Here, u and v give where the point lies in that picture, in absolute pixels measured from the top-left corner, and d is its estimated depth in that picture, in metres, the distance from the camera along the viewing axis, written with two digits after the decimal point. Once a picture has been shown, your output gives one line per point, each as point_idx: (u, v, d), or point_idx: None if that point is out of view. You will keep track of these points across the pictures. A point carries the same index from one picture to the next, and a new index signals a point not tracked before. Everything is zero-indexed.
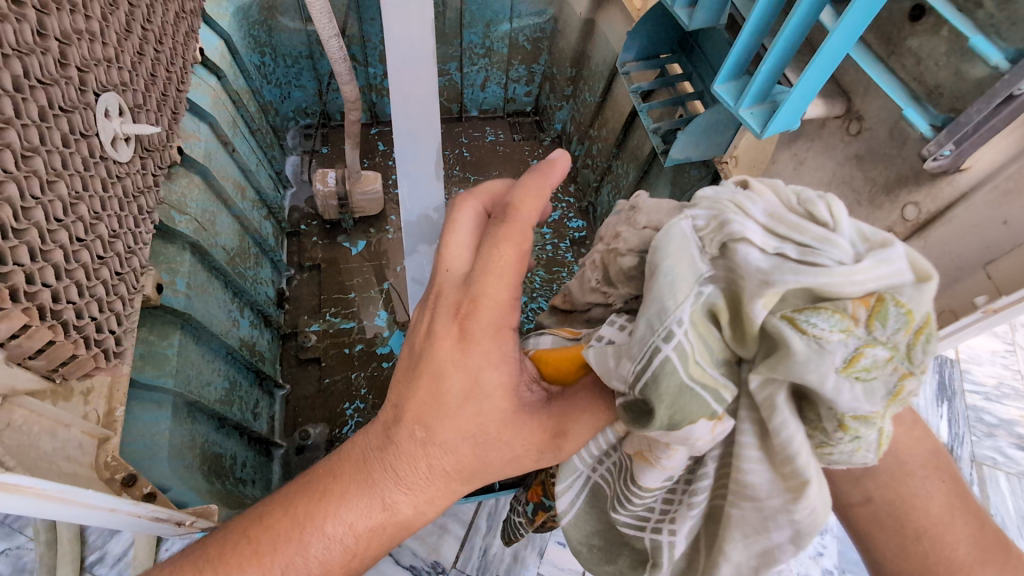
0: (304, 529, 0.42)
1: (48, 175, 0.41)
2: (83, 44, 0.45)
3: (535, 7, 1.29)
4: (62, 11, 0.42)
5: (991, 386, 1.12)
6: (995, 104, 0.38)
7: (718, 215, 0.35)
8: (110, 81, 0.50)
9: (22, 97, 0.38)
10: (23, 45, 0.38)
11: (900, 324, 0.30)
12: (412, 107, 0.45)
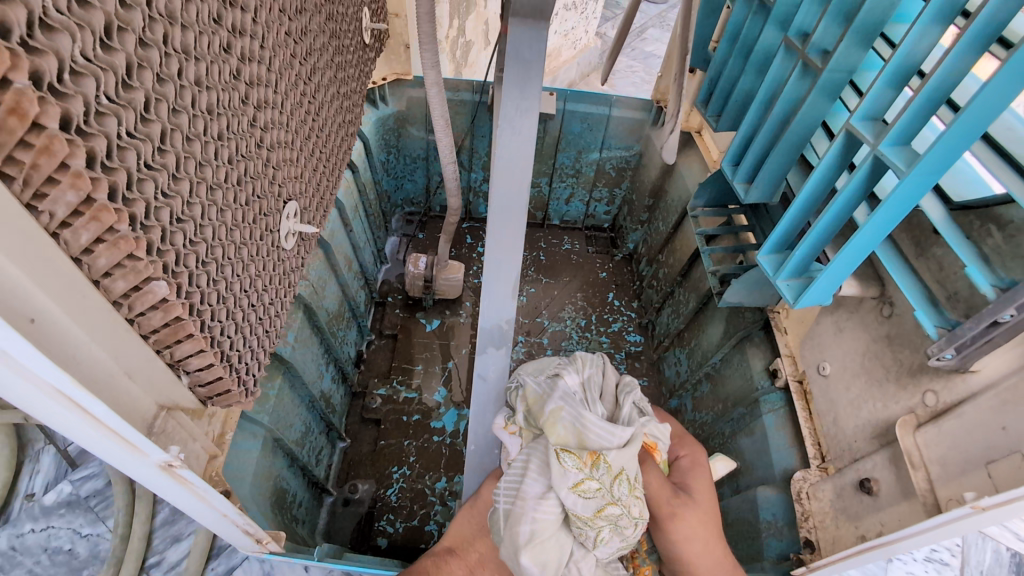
0: None
1: (247, 260, 0.56)
2: (286, 169, 0.63)
3: (624, 142, 1.47)
4: (280, 148, 0.61)
5: None
6: (985, 324, 0.45)
7: (557, 373, 0.62)
8: (296, 192, 0.67)
9: (248, 207, 0.55)
10: (254, 173, 0.56)
11: (577, 461, 0.52)
12: (502, 240, 0.61)
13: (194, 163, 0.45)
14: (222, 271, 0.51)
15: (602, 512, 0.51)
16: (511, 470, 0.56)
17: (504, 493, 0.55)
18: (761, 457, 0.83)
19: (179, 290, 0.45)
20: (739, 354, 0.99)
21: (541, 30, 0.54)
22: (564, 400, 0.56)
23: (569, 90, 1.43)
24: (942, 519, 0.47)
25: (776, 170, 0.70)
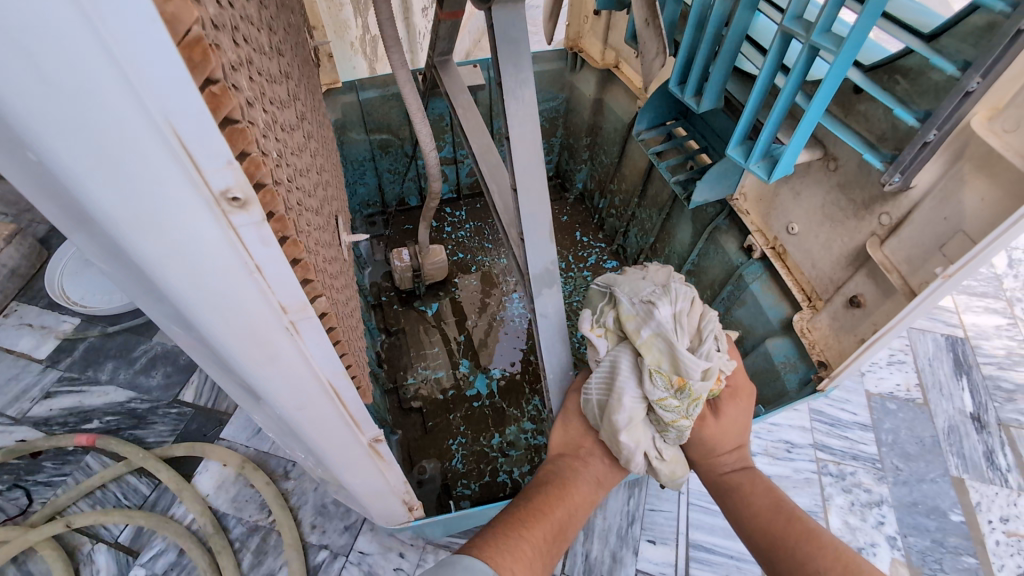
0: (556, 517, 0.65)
1: (342, 275, 0.62)
2: (332, 186, 0.68)
3: (550, 93, 1.57)
4: (326, 170, 0.66)
5: (1002, 355, 1.48)
6: (915, 149, 0.60)
7: (648, 301, 0.72)
8: (340, 206, 0.72)
9: (331, 227, 0.61)
10: (325, 196, 0.61)
11: (663, 382, 0.66)
12: (530, 197, 0.70)
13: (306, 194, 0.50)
14: (336, 285, 0.57)
15: (678, 424, 0.65)
16: (602, 366, 0.72)
17: (594, 386, 0.71)
18: (759, 318, 1.00)
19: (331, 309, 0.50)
20: (713, 244, 1.15)
21: (519, 8, 0.63)
22: (659, 327, 0.69)
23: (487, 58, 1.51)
24: (921, 299, 0.64)
25: (719, 80, 0.83)
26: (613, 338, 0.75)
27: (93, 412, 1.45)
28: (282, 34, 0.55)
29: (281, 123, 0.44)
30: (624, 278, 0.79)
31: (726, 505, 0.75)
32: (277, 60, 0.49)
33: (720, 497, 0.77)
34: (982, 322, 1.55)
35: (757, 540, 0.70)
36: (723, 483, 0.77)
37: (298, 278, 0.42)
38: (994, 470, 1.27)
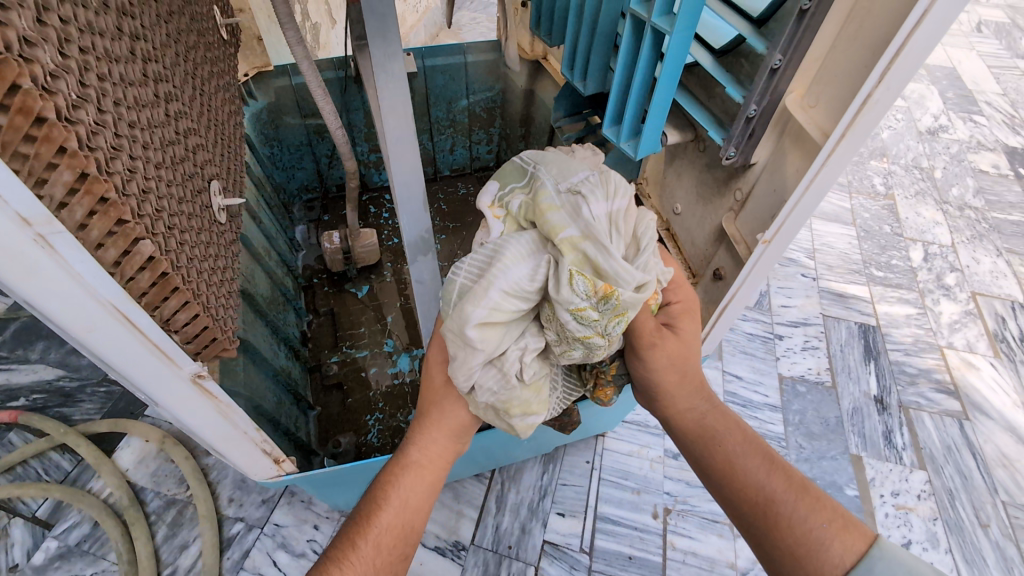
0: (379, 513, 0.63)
1: (208, 233, 0.66)
2: (205, 153, 0.71)
3: (485, 84, 1.61)
4: (197, 137, 0.69)
5: (909, 343, 1.56)
6: (741, 123, 0.65)
7: (574, 198, 0.65)
8: (219, 174, 0.75)
9: (194, 187, 0.64)
10: (189, 158, 0.64)
11: (583, 285, 0.55)
12: (404, 168, 0.74)
13: (150, 149, 0.54)
14: (191, 240, 0.59)
15: (588, 338, 0.57)
16: (481, 252, 0.64)
17: (466, 272, 0.63)
18: None
19: (173, 256, 0.54)
20: None
21: None
22: (582, 222, 0.61)
23: (423, 47, 1.54)
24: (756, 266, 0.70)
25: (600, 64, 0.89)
26: (524, 238, 0.62)
27: (18, 389, 1.45)
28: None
29: (101, 75, 0.46)
30: (556, 160, 0.72)
31: (709, 460, 0.69)
32: (112, 20, 0.51)
33: (703, 444, 0.70)
34: (894, 312, 1.63)
35: (740, 492, 0.66)
36: (702, 429, 0.70)
37: (112, 223, 0.45)
38: (891, 448, 1.34)
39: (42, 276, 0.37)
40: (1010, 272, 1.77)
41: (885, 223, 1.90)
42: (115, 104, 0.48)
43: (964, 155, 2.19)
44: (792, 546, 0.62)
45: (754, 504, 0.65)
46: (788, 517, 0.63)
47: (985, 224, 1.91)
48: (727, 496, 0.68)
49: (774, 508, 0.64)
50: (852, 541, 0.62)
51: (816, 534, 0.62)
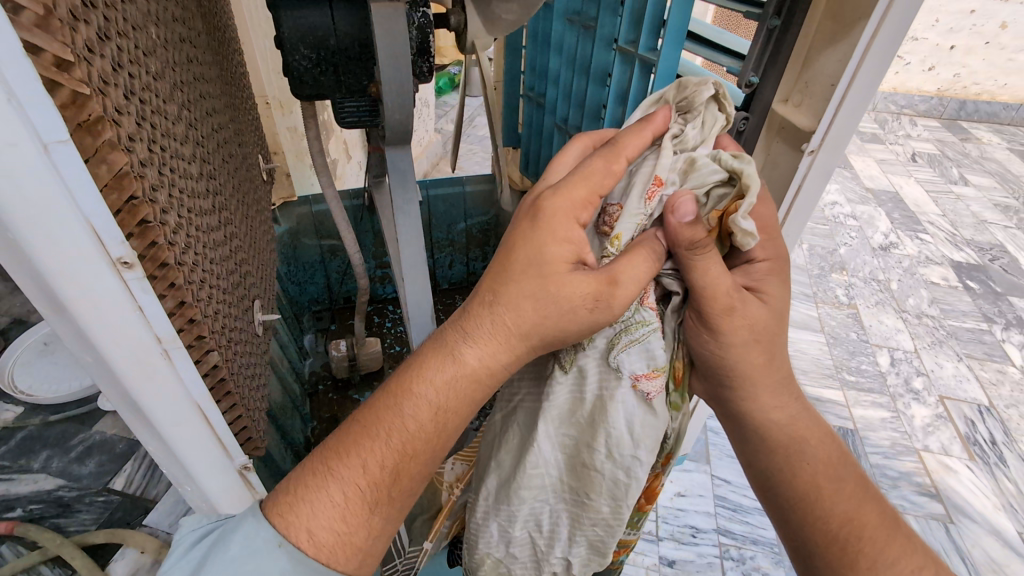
0: (326, 476, 0.51)
1: (251, 343, 0.78)
2: (251, 276, 0.85)
3: (481, 210, 1.83)
4: (246, 265, 0.84)
5: (888, 446, 1.64)
6: None
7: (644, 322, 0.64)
8: (260, 294, 0.90)
9: (243, 303, 0.77)
10: (240, 281, 0.78)
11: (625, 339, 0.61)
12: (415, 289, 0.88)
13: (218, 275, 0.68)
14: (240, 349, 0.72)
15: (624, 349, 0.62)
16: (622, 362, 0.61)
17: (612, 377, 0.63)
18: None
19: (230, 363, 0.66)
20: None
21: (405, 149, 0.85)
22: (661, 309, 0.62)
23: (427, 180, 1.78)
24: None
25: None
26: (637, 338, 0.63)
27: (15, 499, 1.45)
28: (212, 166, 0.75)
29: (195, 226, 0.62)
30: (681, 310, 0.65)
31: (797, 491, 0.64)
32: (201, 185, 0.68)
33: (784, 460, 0.64)
34: (870, 415, 1.73)
35: (827, 526, 0.62)
36: (789, 439, 0.64)
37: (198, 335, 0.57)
38: None
39: (156, 379, 0.49)
40: (972, 376, 1.91)
41: (851, 330, 2.06)
42: (201, 244, 0.63)
43: (916, 269, 2.42)
44: None
45: (844, 544, 0.61)
46: (873, 555, 0.60)
47: (943, 331, 2.08)
48: (800, 527, 0.64)
49: (863, 544, 0.60)
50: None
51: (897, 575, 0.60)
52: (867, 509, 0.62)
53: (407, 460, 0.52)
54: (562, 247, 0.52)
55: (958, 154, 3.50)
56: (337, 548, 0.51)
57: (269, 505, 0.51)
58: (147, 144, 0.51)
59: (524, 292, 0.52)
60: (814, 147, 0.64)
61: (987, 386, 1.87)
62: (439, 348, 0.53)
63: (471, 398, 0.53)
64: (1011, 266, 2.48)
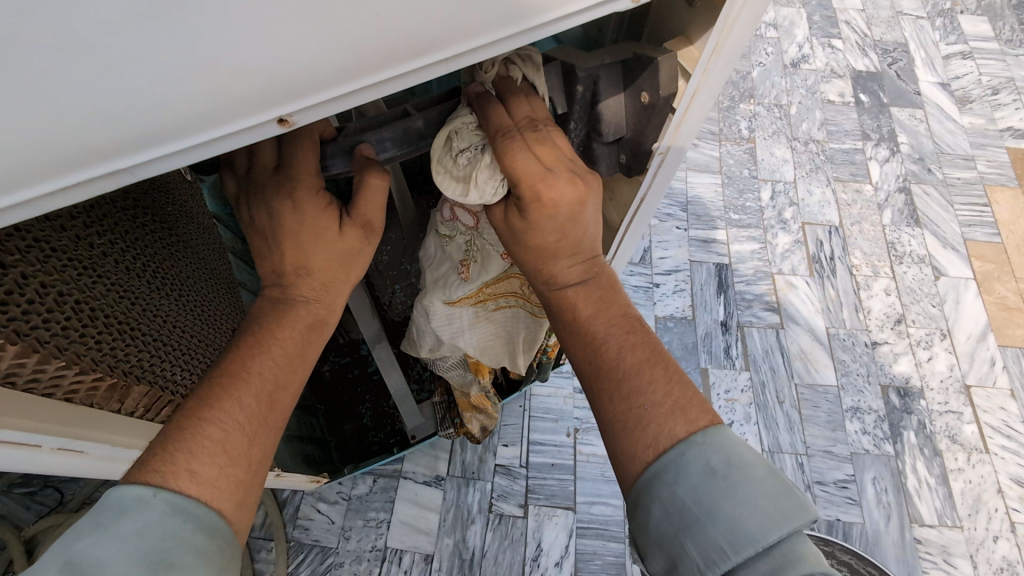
0: (212, 408, 0.62)
1: None
2: (222, 320, 1.05)
3: None
4: (217, 316, 1.03)
5: (751, 274, 2.09)
6: None
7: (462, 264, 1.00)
8: (234, 325, 1.10)
9: (214, 354, 0.99)
10: (211, 339, 0.99)
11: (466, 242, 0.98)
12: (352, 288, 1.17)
13: (187, 364, 0.87)
14: None
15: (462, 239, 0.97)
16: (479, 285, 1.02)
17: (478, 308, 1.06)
18: None
19: None
20: None
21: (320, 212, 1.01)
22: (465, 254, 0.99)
23: None
24: None
25: None
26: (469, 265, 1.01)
27: None
28: (187, 268, 0.94)
29: (181, 351, 0.86)
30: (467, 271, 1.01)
31: (556, 308, 0.79)
32: (178, 304, 0.89)
33: (564, 309, 0.79)
34: (742, 250, 2.13)
35: (594, 357, 0.75)
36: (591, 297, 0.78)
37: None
38: (728, 358, 1.93)
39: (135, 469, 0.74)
40: (834, 199, 2.27)
41: (744, 167, 2.32)
42: (166, 347, 0.82)
43: (817, 86, 2.56)
44: (621, 402, 0.71)
45: (589, 359, 0.76)
46: (628, 386, 0.71)
47: (822, 157, 2.37)
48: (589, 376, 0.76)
49: (628, 387, 0.71)
50: (675, 426, 0.67)
51: (642, 399, 0.70)
52: (645, 379, 0.71)
53: (273, 396, 0.67)
54: (331, 209, 0.69)
55: None
56: (212, 497, 0.59)
57: (153, 448, 0.59)
58: (141, 352, 0.74)
59: (330, 253, 0.71)
60: (609, 256, 0.99)
61: (843, 207, 2.25)
62: (290, 304, 0.71)
63: (309, 337, 0.72)
64: (904, 70, 2.64)
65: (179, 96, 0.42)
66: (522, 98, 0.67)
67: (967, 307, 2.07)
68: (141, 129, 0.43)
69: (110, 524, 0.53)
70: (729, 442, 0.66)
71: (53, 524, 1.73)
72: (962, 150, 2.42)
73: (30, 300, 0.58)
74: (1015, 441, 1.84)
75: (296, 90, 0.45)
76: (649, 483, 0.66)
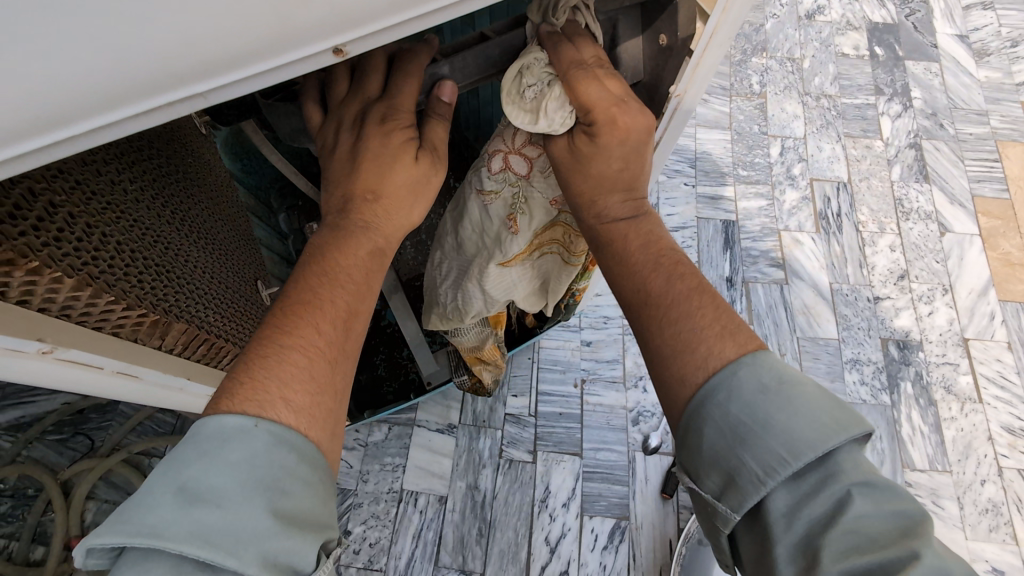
0: (293, 335, 0.65)
1: (251, 329, 1.05)
2: (246, 267, 1.09)
3: None
4: (241, 263, 1.07)
5: (758, 231, 2.11)
6: None
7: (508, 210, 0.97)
8: (256, 273, 1.14)
9: (241, 298, 1.03)
10: (238, 284, 1.03)
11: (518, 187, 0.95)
12: None
13: (215, 307, 0.92)
14: (243, 338, 1.00)
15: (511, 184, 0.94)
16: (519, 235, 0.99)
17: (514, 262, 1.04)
18: None
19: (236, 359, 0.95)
20: None
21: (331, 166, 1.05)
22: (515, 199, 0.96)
23: None
24: None
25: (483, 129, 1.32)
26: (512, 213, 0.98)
27: None
28: (212, 217, 0.97)
29: (211, 295, 0.91)
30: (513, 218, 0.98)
31: (603, 243, 0.83)
32: (206, 252, 0.93)
33: (601, 243, 0.84)
34: (750, 206, 2.14)
35: (639, 288, 0.79)
36: (615, 236, 0.82)
37: (231, 355, 0.94)
38: (732, 313, 1.97)
39: (173, 398, 0.81)
40: (843, 155, 2.26)
41: (754, 123, 2.30)
42: (195, 290, 0.85)
43: (832, 38, 2.51)
44: (667, 322, 0.75)
45: (638, 293, 0.79)
46: (665, 314, 0.75)
47: (834, 112, 2.34)
48: (637, 318, 0.79)
49: (665, 314, 0.75)
50: (724, 348, 0.71)
51: (690, 325, 0.73)
52: (689, 303, 0.75)
53: (348, 320, 0.70)
54: (385, 117, 0.72)
55: None
56: (305, 425, 0.62)
57: (242, 374, 0.62)
58: (175, 292, 0.79)
59: (381, 172, 0.74)
60: None
61: (852, 163, 2.24)
62: (354, 231, 0.73)
63: (373, 264, 0.75)
64: (922, 21, 2.57)
65: (260, 30, 0.48)
66: (587, 39, 0.74)
67: (970, 263, 2.09)
68: (225, 60, 0.49)
69: (215, 454, 0.56)
70: (773, 362, 0.70)
71: (86, 468, 1.82)
72: (976, 104, 2.39)
73: (77, 239, 0.61)
74: (1009, 392, 1.90)
75: (352, 23, 0.52)
76: (705, 399, 0.69)
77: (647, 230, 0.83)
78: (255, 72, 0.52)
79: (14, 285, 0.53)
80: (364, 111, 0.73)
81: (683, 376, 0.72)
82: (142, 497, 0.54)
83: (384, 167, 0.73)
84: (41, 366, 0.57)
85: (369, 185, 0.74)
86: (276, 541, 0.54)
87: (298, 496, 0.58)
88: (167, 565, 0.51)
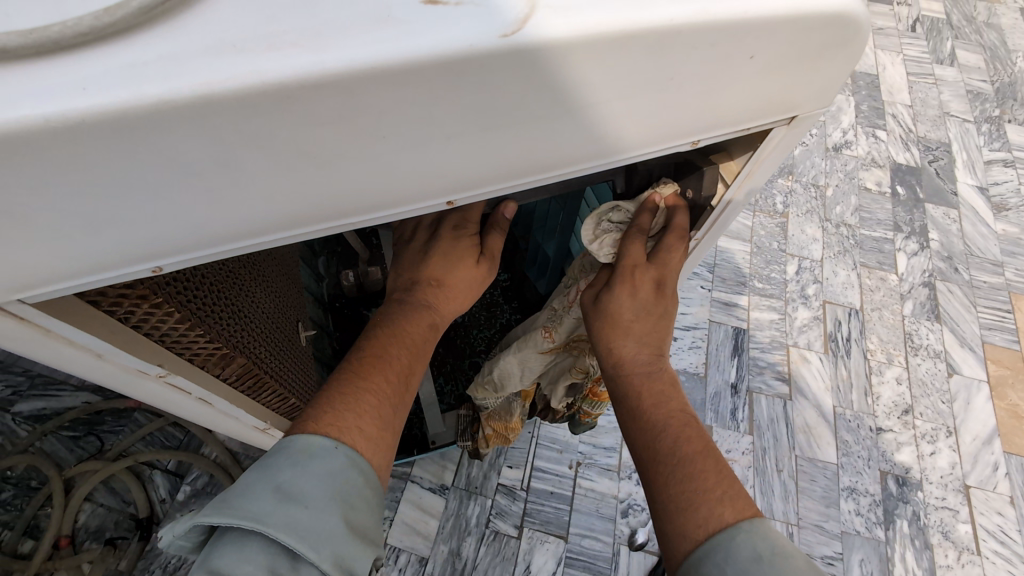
0: (367, 379, 0.75)
1: (292, 365, 1.15)
2: (291, 309, 1.21)
3: None
4: (289, 305, 1.19)
5: (767, 342, 2.18)
6: None
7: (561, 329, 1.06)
8: (297, 314, 1.26)
9: (286, 336, 1.14)
10: (285, 325, 1.15)
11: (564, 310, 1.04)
12: None
13: (268, 342, 1.02)
14: (286, 375, 1.10)
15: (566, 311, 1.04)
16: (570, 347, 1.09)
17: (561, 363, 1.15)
18: None
19: (281, 392, 1.05)
20: None
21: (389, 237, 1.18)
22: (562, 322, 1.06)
23: None
24: None
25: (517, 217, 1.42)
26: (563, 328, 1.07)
27: None
28: (275, 264, 1.11)
29: (265, 332, 1.01)
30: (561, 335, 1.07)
31: (624, 397, 0.86)
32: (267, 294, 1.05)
33: (623, 397, 0.86)
34: (762, 317, 2.23)
35: (641, 447, 0.81)
36: (640, 390, 0.84)
37: (275, 392, 1.03)
38: (733, 419, 2.00)
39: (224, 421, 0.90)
40: (857, 283, 2.35)
41: (775, 240, 2.42)
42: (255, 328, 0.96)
43: (856, 172, 2.67)
44: (664, 489, 0.75)
45: (647, 447, 0.80)
46: (667, 473, 0.76)
47: (852, 241, 2.45)
48: (642, 473, 0.80)
49: (662, 473, 0.76)
50: (723, 511, 0.69)
51: (688, 489, 0.73)
52: (693, 467, 0.75)
53: (408, 376, 0.80)
54: (457, 224, 0.82)
55: (964, 18, 3.35)
56: (370, 455, 0.70)
57: (316, 410, 0.70)
58: (242, 330, 0.89)
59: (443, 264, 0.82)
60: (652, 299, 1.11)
61: (866, 292, 2.33)
62: (416, 306, 0.84)
63: (430, 336, 0.85)
64: (944, 169, 2.72)
65: (369, 196, 0.46)
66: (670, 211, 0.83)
67: (977, 409, 2.11)
68: (320, 215, 0.46)
69: (305, 464, 0.63)
70: (770, 532, 0.67)
71: (90, 469, 1.89)
72: (992, 254, 2.49)
73: (187, 282, 0.71)
74: (1008, 548, 1.87)
75: (459, 188, 0.49)
76: (699, 561, 0.67)
77: (655, 386, 0.85)
78: (344, 225, 0.49)
79: (136, 315, 0.63)
80: (440, 219, 0.83)
81: (686, 537, 0.69)
82: (244, 489, 0.59)
83: (449, 266, 0.83)
84: (140, 381, 0.68)
85: (435, 274, 0.83)
86: (341, 545, 0.59)
87: (361, 510, 0.64)
88: (273, 554, 0.56)
